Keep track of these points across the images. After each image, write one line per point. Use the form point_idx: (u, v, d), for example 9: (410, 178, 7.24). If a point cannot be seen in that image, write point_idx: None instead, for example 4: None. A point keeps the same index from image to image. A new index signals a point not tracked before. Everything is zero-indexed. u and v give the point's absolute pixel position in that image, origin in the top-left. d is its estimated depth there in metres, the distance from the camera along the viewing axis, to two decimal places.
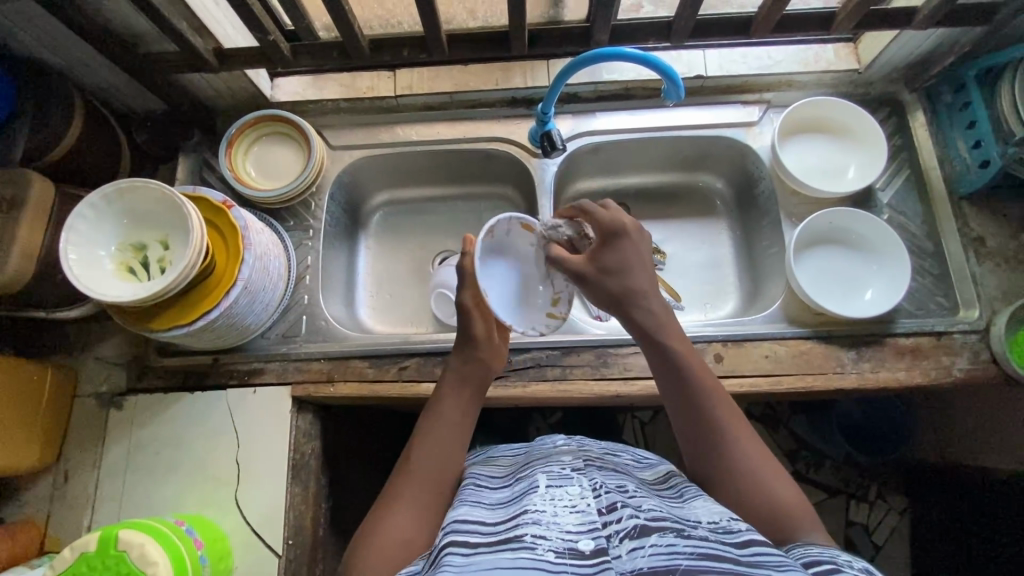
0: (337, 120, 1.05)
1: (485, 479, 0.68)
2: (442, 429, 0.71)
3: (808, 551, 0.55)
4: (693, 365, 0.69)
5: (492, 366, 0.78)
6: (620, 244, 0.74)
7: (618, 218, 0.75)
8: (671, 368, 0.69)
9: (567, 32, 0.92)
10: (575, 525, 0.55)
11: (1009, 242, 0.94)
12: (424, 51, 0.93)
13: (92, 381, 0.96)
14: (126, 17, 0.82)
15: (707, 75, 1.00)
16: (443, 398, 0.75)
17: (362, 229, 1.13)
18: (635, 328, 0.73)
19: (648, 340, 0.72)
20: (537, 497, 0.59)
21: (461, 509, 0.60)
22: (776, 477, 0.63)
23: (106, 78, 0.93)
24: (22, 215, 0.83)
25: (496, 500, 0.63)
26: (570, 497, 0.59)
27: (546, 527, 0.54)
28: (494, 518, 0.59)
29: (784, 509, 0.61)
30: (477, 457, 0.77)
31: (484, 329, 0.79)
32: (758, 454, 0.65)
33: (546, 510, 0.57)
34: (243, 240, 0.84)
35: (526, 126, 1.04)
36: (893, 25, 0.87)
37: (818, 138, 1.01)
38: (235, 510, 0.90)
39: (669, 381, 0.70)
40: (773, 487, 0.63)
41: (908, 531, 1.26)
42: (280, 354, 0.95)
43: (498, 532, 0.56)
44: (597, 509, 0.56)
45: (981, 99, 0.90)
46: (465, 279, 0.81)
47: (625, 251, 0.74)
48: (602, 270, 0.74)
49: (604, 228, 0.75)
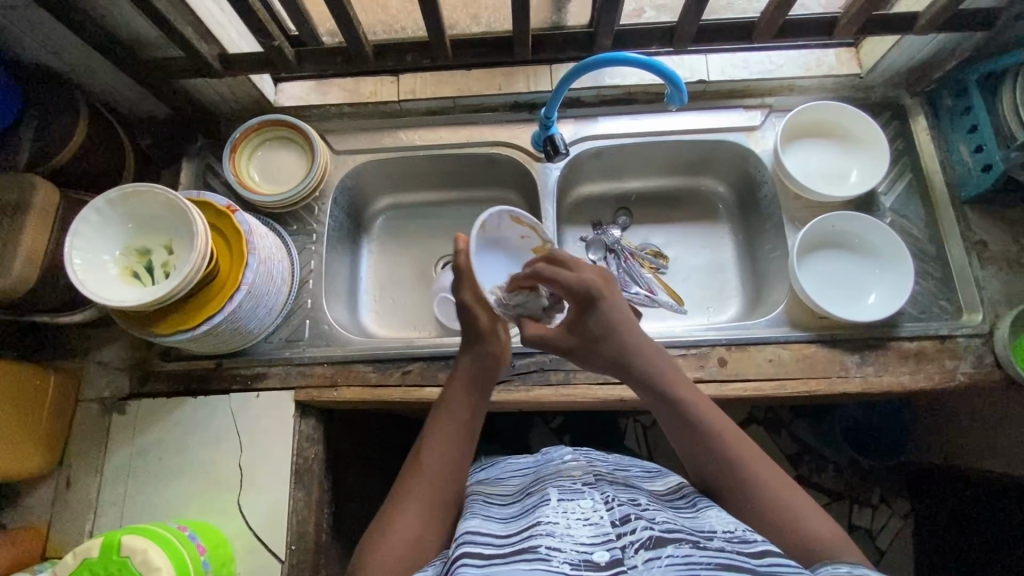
0: (340, 125, 1.06)
1: (498, 498, 0.68)
2: (451, 425, 0.71)
3: (836, 571, 0.54)
4: (700, 413, 0.69)
5: (503, 357, 0.78)
6: (597, 308, 0.76)
7: (583, 278, 0.77)
8: (678, 421, 0.69)
9: (570, 37, 0.92)
10: (588, 537, 0.55)
11: (1011, 245, 0.94)
12: (428, 55, 0.94)
13: (94, 386, 0.96)
14: (132, 24, 0.83)
15: (708, 80, 1.00)
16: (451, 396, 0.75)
17: (364, 233, 1.14)
18: (640, 386, 0.74)
19: (653, 396, 0.72)
20: (549, 509, 0.59)
21: (472, 520, 0.61)
22: (806, 507, 0.62)
23: (110, 84, 0.93)
24: (27, 219, 0.83)
25: (507, 515, 0.63)
26: (583, 511, 0.59)
27: (559, 539, 0.55)
28: (507, 530, 0.59)
29: (815, 540, 0.59)
30: (489, 474, 0.77)
31: (488, 320, 0.78)
32: (783, 487, 0.63)
33: (559, 521, 0.57)
34: (247, 244, 0.84)
35: (528, 130, 1.04)
36: (896, 30, 0.87)
37: (820, 142, 1.01)
38: (238, 516, 0.89)
39: (680, 434, 0.70)
40: (802, 512, 0.61)
41: (912, 536, 1.25)
42: (283, 359, 0.95)
43: (510, 544, 0.56)
44: (610, 521, 0.56)
45: (983, 104, 0.90)
46: (461, 275, 0.80)
47: (603, 316, 0.76)
48: (590, 338, 0.77)
49: (575, 294, 0.76)
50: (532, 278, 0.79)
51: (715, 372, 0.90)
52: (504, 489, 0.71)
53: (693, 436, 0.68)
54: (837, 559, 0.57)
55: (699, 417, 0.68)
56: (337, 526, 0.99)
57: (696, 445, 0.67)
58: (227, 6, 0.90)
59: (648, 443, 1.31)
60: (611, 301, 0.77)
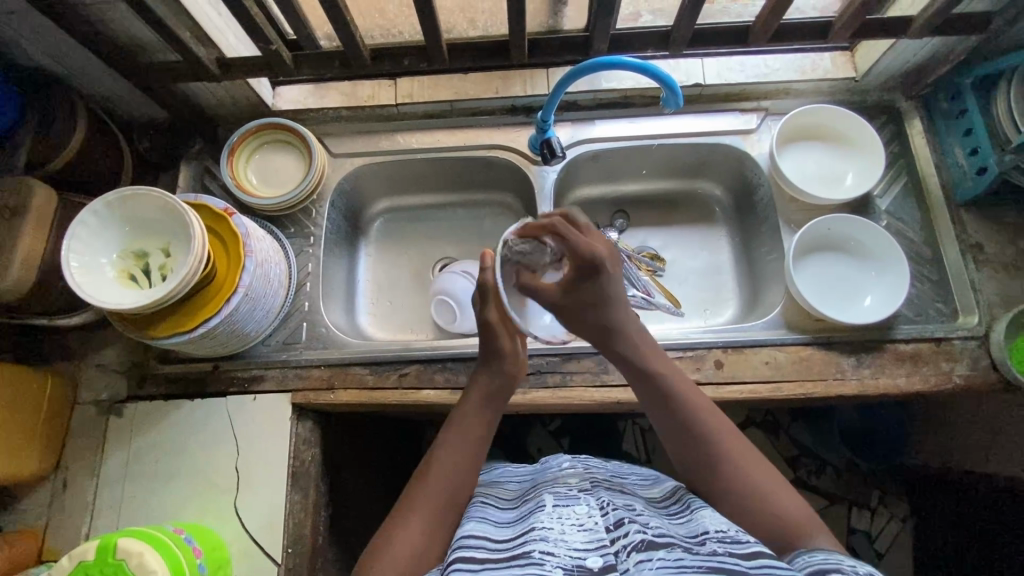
0: (338, 128, 1.06)
1: (497, 500, 0.68)
2: (460, 441, 0.71)
3: (812, 558, 0.55)
4: (685, 395, 0.70)
5: (516, 379, 0.77)
6: (597, 280, 0.74)
7: (592, 245, 0.73)
8: (659, 397, 0.71)
9: (566, 41, 0.93)
10: (583, 542, 0.55)
11: (1007, 247, 0.94)
12: (425, 59, 0.94)
13: (92, 388, 0.96)
14: (129, 28, 0.83)
15: (705, 83, 1.01)
16: (463, 411, 0.74)
17: (363, 236, 1.14)
18: (622, 363, 0.74)
19: (635, 372, 0.73)
20: (544, 515, 0.60)
21: (468, 524, 0.61)
22: (785, 495, 0.63)
23: (109, 88, 0.94)
24: (24, 222, 0.83)
25: (503, 519, 0.63)
26: (578, 516, 0.59)
27: (553, 543, 0.55)
28: (502, 534, 0.59)
29: (793, 527, 0.60)
30: (485, 479, 0.77)
31: (510, 342, 0.77)
32: (762, 471, 0.65)
33: (554, 527, 0.57)
34: (243, 247, 0.84)
35: (526, 134, 1.05)
36: (890, 34, 0.87)
37: (816, 145, 1.02)
38: (235, 519, 0.89)
39: (664, 415, 0.70)
40: (783, 502, 0.62)
41: (910, 538, 1.25)
42: (280, 361, 0.95)
43: (505, 549, 0.56)
44: (604, 526, 0.57)
45: (977, 107, 0.91)
46: (486, 294, 0.78)
47: (604, 286, 0.74)
48: (581, 304, 0.74)
49: (582, 259, 0.73)
50: (546, 229, 0.75)
51: (712, 374, 0.90)
52: (505, 493, 0.71)
53: (671, 414, 0.69)
54: (812, 544, 0.58)
55: (679, 396, 0.70)
56: (335, 530, 0.99)
57: (673, 422, 0.69)
58: (224, 10, 0.90)
59: (646, 446, 1.31)
60: (613, 272, 0.75)
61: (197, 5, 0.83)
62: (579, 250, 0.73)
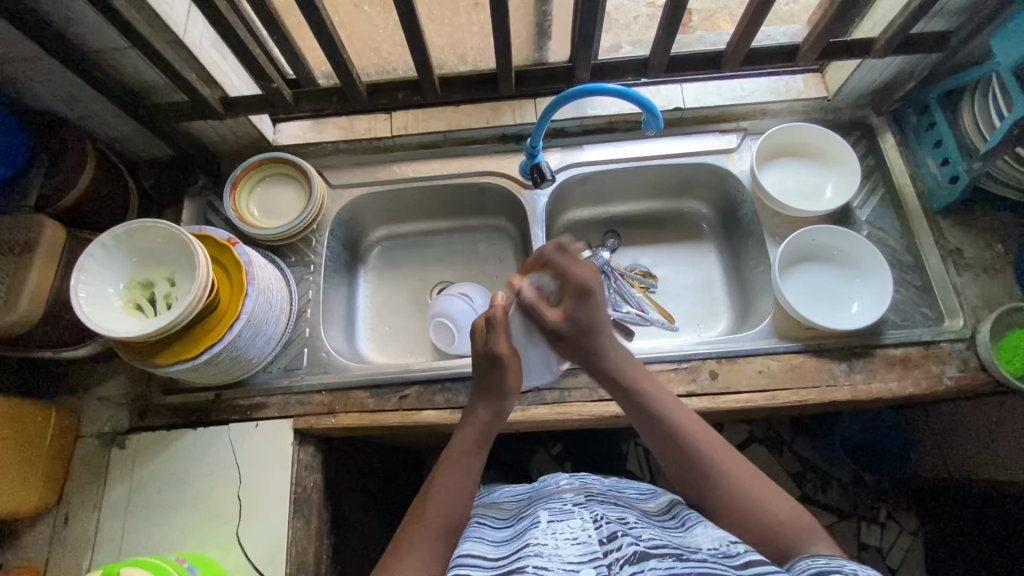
0: (337, 160, 1.11)
1: (493, 520, 0.69)
2: (453, 470, 0.69)
3: (815, 563, 0.55)
4: (694, 439, 0.68)
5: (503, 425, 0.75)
6: (589, 303, 0.75)
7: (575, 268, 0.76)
8: (633, 401, 0.73)
9: (551, 71, 0.98)
10: (576, 556, 0.55)
11: (985, 252, 0.97)
12: (418, 93, 1.00)
13: (95, 421, 0.97)
14: (138, 71, 0.88)
15: (685, 107, 1.06)
16: (454, 443, 0.72)
17: (362, 264, 1.17)
18: (626, 400, 0.74)
19: (634, 405, 0.73)
20: (538, 531, 0.61)
21: (464, 543, 0.62)
22: (783, 507, 0.63)
23: (116, 128, 0.98)
24: (35, 258, 0.86)
25: (499, 537, 0.64)
26: (572, 531, 0.59)
27: (546, 559, 0.55)
28: (499, 552, 0.60)
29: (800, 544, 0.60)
30: (486, 502, 0.77)
31: (515, 383, 0.75)
32: (763, 489, 0.65)
33: (548, 542, 0.58)
34: (247, 275, 0.87)
35: (516, 160, 1.09)
36: (855, 54, 0.93)
37: (794, 161, 1.06)
38: (236, 548, 0.89)
39: (677, 462, 0.69)
40: (808, 545, 0.59)
41: (922, 552, 1.24)
42: (281, 388, 0.97)
43: (500, 565, 0.57)
44: (597, 539, 0.57)
45: (945, 119, 0.96)
46: (496, 327, 0.76)
47: (593, 310, 0.75)
48: (579, 328, 0.75)
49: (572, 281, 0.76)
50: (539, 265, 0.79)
51: (707, 385, 0.92)
52: (501, 513, 0.72)
53: (667, 438, 0.70)
54: (810, 551, 0.58)
55: (659, 406, 0.72)
56: (338, 559, 0.98)
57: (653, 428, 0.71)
58: (228, 53, 0.96)
59: (650, 467, 1.30)
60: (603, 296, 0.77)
61: (200, 48, 0.88)
62: (568, 274, 0.76)
